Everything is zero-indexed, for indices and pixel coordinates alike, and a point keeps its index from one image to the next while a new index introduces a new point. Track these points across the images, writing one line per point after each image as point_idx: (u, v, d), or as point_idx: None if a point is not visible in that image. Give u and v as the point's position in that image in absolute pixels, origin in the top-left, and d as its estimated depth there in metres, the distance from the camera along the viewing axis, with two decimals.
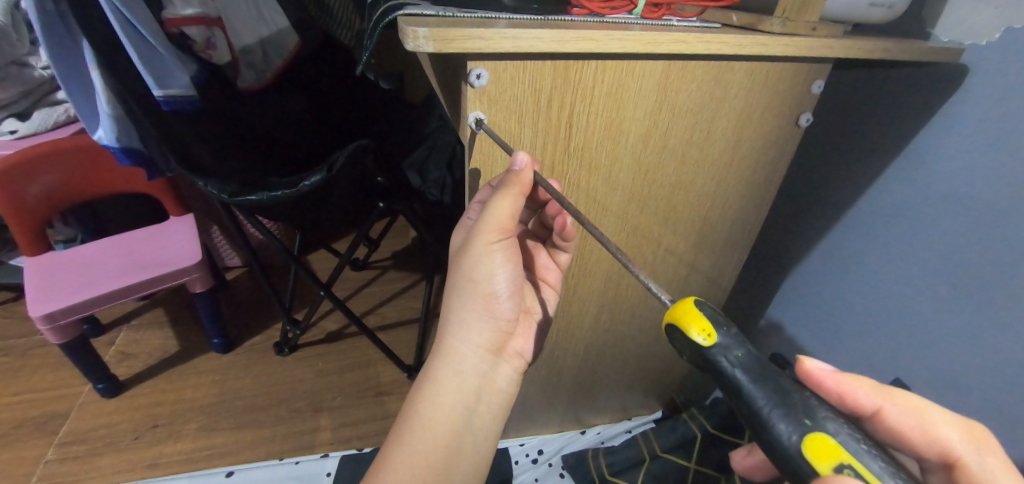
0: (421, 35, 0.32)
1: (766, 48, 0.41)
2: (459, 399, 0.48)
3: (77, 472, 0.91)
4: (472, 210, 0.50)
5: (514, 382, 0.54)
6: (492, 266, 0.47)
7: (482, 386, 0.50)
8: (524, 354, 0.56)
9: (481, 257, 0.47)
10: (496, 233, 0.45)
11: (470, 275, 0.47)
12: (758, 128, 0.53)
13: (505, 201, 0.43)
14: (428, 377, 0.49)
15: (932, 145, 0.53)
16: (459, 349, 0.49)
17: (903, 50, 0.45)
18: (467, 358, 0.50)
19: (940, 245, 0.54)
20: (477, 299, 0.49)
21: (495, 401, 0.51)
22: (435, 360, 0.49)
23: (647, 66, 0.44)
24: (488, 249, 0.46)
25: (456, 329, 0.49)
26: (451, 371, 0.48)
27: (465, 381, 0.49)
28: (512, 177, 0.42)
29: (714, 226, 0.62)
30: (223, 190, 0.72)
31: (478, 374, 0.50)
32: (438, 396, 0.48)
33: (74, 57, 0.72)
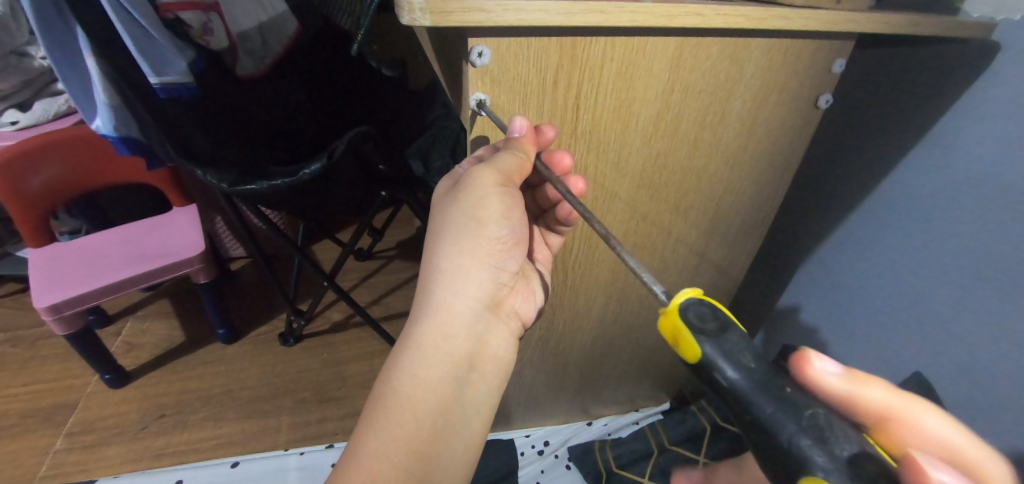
0: (418, 7, 0.30)
1: (787, 21, 0.38)
2: (449, 364, 0.45)
3: (85, 461, 0.92)
4: (467, 162, 0.47)
5: (507, 345, 0.51)
6: (494, 212, 0.44)
7: (474, 349, 0.47)
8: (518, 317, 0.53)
9: (481, 202, 0.43)
10: (499, 180, 0.42)
11: (470, 222, 0.45)
12: (776, 109, 0.50)
13: (513, 161, 0.41)
14: (415, 339, 0.45)
15: (959, 127, 0.51)
16: (450, 306, 0.46)
17: (932, 25, 0.43)
18: (459, 316, 0.46)
19: (963, 231, 0.51)
20: (472, 250, 0.46)
21: (489, 366, 0.48)
22: (421, 320, 0.45)
23: (658, 44, 0.41)
24: (489, 194, 0.43)
25: (447, 286, 0.46)
26: (441, 332, 0.45)
27: (456, 343, 0.46)
28: (518, 144, 0.41)
29: (726, 213, 0.60)
30: (223, 179, 0.71)
31: (471, 336, 0.47)
32: (426, 360, 0.44)
33: (70, 44, 0.71)
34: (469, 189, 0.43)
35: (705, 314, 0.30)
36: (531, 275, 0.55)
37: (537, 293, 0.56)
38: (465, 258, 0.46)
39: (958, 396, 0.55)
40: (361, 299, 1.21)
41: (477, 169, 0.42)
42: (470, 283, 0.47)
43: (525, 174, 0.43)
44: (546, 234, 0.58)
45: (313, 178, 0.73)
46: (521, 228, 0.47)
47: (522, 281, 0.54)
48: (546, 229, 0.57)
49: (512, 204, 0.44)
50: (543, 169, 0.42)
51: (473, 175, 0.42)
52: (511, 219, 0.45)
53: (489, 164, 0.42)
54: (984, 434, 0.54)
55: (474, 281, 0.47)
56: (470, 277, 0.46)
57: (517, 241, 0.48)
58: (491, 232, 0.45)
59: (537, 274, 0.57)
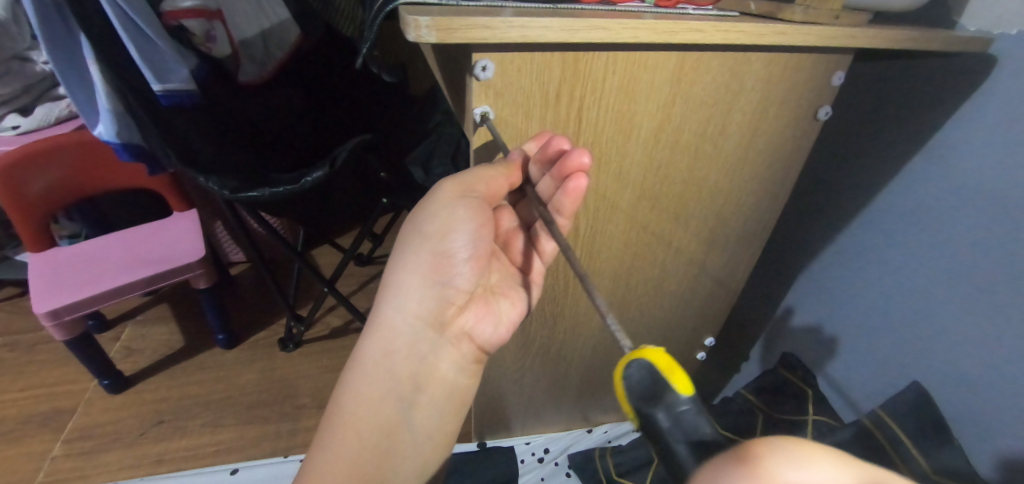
0: (424, 25, 0.30)
1: (787, 37, 0.39)
2: (388, 382, 0.47)
3: (82, 468, 0.91)
4: None
5: (458, 367, 0.50)
6: (438, 228, 0.45)
7: (417, 370, 0.48)
8: (478, 337, 0.51)
9: (432, 219, 0.45)
10: (456, 190, 0.43)
11: (421, 238, 0.46)
12: (775, 121, 0.51)
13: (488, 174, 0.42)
14: (361, 354, 0.48)
15: (956, 140, 0.51)
16: (392, 323, 0.47)
17: (929, 40, 0.43)
18: (401, 334, 0.47)
19: (959, 241, 0.52)
20: (420, 266, 0.46)
21: (437, 389, 0.49)
22: (369, 336, 0.48)
23: (660, 59, 0.42)
24: (439, 211, 0.45)
25: (391, 302, 0.47)
26: (383, 349, 0.47)
27: (396, 361, 0.47)
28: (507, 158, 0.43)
29: (726, 223, 0.60)
30: (225, 186, 0.71)
31: (413, 356, 0.48)
32: (368, 378, 0.47)
33: (72, 51, 0.71)
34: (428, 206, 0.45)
35: (648, 380, 0.31)
36: (506, 294, 0.53)
37: (509, 316, 0.53)
38: (413, 274, 0.47)
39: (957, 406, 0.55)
40: (361, 304, 1.21)
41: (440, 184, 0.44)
42: (414, 301, 0.47)
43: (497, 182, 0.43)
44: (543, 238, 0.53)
45: (313, 185, 0.72)
46: (475, 247, 0.46)
47: (487, 302, 0.51)
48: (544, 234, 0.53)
49: (468, 219, 0.44)
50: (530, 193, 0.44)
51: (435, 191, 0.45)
52: (466, 233, 0.45)
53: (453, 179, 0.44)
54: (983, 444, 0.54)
55: (417, 300, 0.47)
56: (414, 296, 0.47)
57: (472, 260, 0.47)
58: (440, 249, 0.46)
59: (514, 293, 0.54)
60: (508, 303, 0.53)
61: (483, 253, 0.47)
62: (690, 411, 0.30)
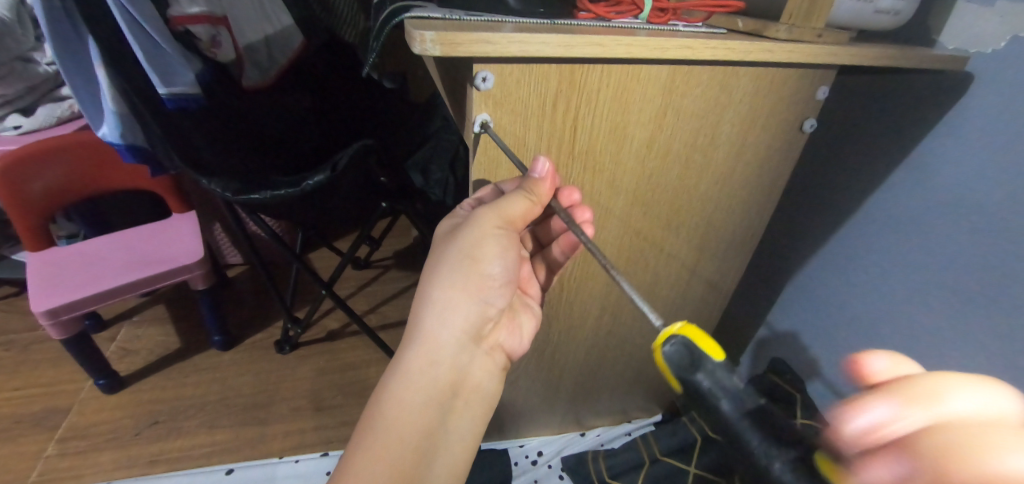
0: (429, 39, 0.32)
1: (772, 54, 0.41)
2: (434, 390, 0.46)
3: (77, 467, 0.91)
4: (466, 204, 0.51)
5: (492, 377, 0.51)
6: (490, 250, 0.46)
7: (458, 378, 0.48)
8: (504, 349, 0.53)
9: (481, 241, 0.45)
10: (504, 221, 0.44)
11: (466, 256, 0.46)
12: (763, 133, 0.53)
13: (523, 204, 0.43)
14: (404, 363, 0.47)
15: (936, 153, 0.53)
16: (438, 336, 0.47)
17: (908, 58, 0.45)
18: (446, 347, 0.47)
19: (940, 250, 0.54)
20: (466, 284, 0.47)
21: (473, 398, 0.49)
22: (409, 347, 0.47)
23: (652, 71, 0.44)
24: (489, 235, 0.45)
25: (436, 318, 0.47)
26: (427, 359, 0.47)
27: (441, 371, 0.47)
28: (531, 184, 0.43)
29: (716, 230, 0.62)
30: (227, 188, 0.71)
31: (455, 366, 0.48)
32: (411, 384, 0.46)
33: (80, 54, 0.73)
34: (474, 225, 0.45)
35: (685, 353, 0.31)
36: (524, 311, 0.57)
37: (529, 330, 0.57)
38: (457, 288, 0.47)
39: None
40: (357, 308, 1.22)
41: (486, 207, 0.44)
42: (459, 316, 0.47)
43: (527, 219, 0.45)
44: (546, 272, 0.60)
45: (315, 189, 0.74)
46: (513, 269, 0.49)
47: (510, 317, 0.54)
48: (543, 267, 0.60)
49: (508, 245, 0.47)
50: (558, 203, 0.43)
51: (482, 211, 0.44)
52: (507, 258, 0.47)
53: (501, 205, 0.44)
54: None
55: (464, 314, 0.48)
56: (459, 312, 0.47)
57: (508, 279, 0.49)
58: (484, 269, 0.47)
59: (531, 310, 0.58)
60: (524, 319, 0.56)
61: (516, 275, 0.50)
62: (723, 372, 0.30)
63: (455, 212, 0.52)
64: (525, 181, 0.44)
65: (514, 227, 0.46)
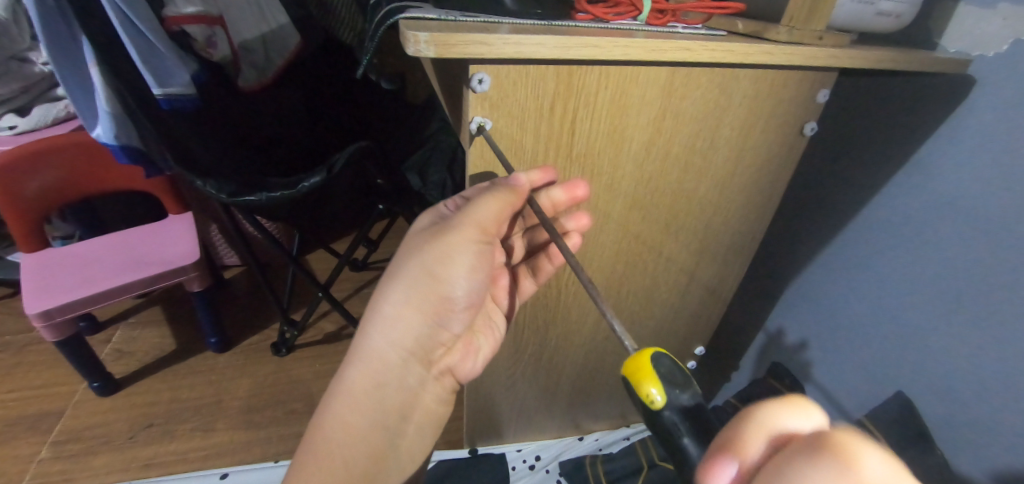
0: (423, 40, 0.31)
1: (772, 57, 0.41)
2: (374, 410, 0.48)
3: (70, 471, 0.90)
4: (448, 203, 0.49)
5: (437, 396, 0.53)
6: (451, 269, 0.45)
7: (401, 398, 0.50)
8: (455, 370, 0.54)
9: (443, 259, 0.45)
10: (469, 238, 0.44)
11: (426, 273, 0.45)
12: (762, 136, 0.52)
13: (494, 206, 0.42)
14: (348, 378, 0.48)
15: (936, 156, 0.53)
16: (384, 356, 0.48)
17: (910, 60, 0.45)
18: (392, 367, 0.48)
19: (940, 255, 0.53)
20: (423, 303, 0.47)
21: (417, 417, 0.52)
22: (354, 364, 0.48)
23: (650, 73, 0.43)
24: (454, 252, 0.45)
25: (383, 337, 0.47)
26: (370, 378, 0.48)
27: (384, 392, 0.48)
28: (511, 185, 0.42)
29: (716, 234, 0.61)
30: (223, 190, 0.71)
31: (398, 386, 0.49)
32: (353, 402, 0.47)
33: (74, 53, 0.72)
34: (439, 241, 0.44)
35: (662, 376, 0.31)
36: (483, 331, 0.57)
37: (487, 352, 0.57)
38: (411, 308, 0.47)
39: (938, 416, 0.57)
40: (354, 310, 1.22)
41: (454, 221, 0.44)
42: (409, 338, 0.48)
43: (502, 221, 0.44)
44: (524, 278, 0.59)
45: (310, 191, 0.73)
46: (476, 289, 0.48)
47: (466, 340, 0.55)
48: (524, 273, 0.59)
49: (472, 266, 0.46)
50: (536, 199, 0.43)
51: (448, 227, 0.44)
52: (469, 279, 0.47)
53: (470, 218, 0.43)
54: (963, 453, 0.55)
55: (414, 337, 0.48)
56: (408, 333, 0.48)
57: (468, 301, 0.49)
58: (444, 289, 0.47)
59: (492, 330, 0.58)
60: (483, 339, 0.57)
61: (477, 297, 0.50)
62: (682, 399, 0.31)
63: (435, 210, 0.49)
64: (505, 184, 0.43)
65: (478, 244, 0.45)
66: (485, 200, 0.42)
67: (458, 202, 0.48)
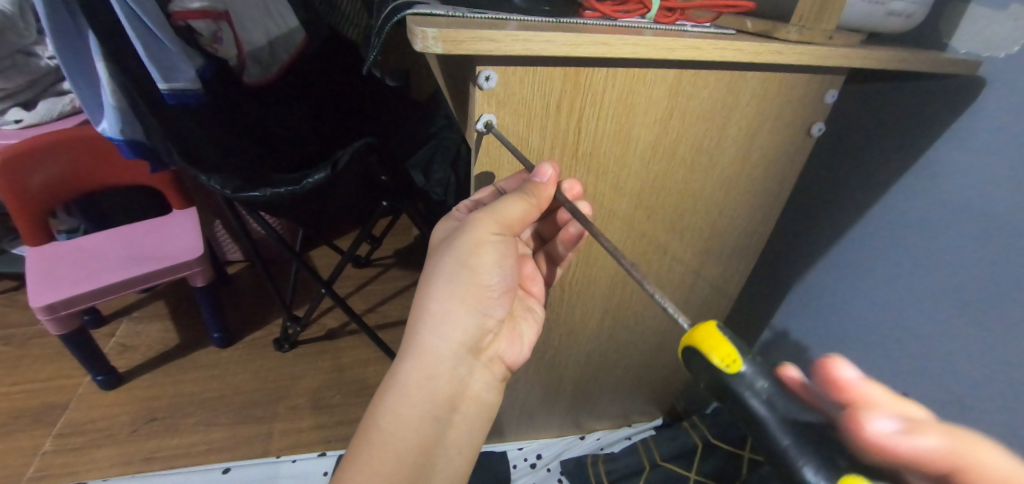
0: (431, 36, 0.31)
1: (782, 55, 0.40)
2: (430, 406, 0.46)
3: (73, 463, 0.91)
4: (461, 207, 0.51)
5: (493, 387, 0.51)
6: (486, 257, 0.45)
7: (456, 393, 0.48)
8: (505, 359, 0.53)
9: (477, 246, 0.44)
10: (499, 223, 0.43)
11: (461, 265, 0.45)
12: (768, 136, 0.52)
13: (521, 206, 0.42)
14: (399, 378, 0.46)
15: (945, 159, 0.53)
16: (435, 349, 0.46)
17: (920, 61, 0.44)
18: (444, 360, 0.47)
19: (946, 258, 0.53)
20: (465, 294, 0.46)
21: (472, 409, 0.49)
22: (406, 360, 0.46)
23: (657, 73, 0.43)
24: (485, 238, 0.44)
25: (432, 331, 0.46)
26: (424, 374, 0.46)
27: (439, 386, 0.46)
28: (533, 188, 0.42)
29: (721, 234, 0.61)
30: (226, 185, 0.70)
31: (453, 380, 0.47)
32: (407, 401, 0.45)
33: (80, 48, 0.72)
34: (470, 231, 0.44)
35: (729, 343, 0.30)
36: (525, 318, 0.56)
37: (531, 338, 0.56)
38: (454, 299, 0.46)
39: None
40: (357, 306, 1.22)
41: (480, 209, 0.43)
42: (458, 328, 0.47)
43: (527, 222, 0.44)
44: (551, 266, 0.59)
45: (314, 187, 0.73)
46: (512, 274, 0.48)
47: (511, 327, 0.54)
48: (545, 261, 0.59)
49: (505, 250, 0.46)
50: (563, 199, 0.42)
51: (474, 216, 0.44)
52: (503, 266, 0.47)
53: (495, 208, 0.43)
54: None
55: (462, 327, 0.47)
56: (457, 324, 0.47)
57: (508, 287, 0.48)
58: (482, 277, 0.46)
59: (533, 316, 0.57)
60: (527, 327, 0.56)
61: (514, 284, 0.49)
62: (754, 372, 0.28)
63: (453, 214, 0.52)
64: (527, 185, 0.43)
65: (510, 228, 0.45)
66: (510, 199, 0.42)
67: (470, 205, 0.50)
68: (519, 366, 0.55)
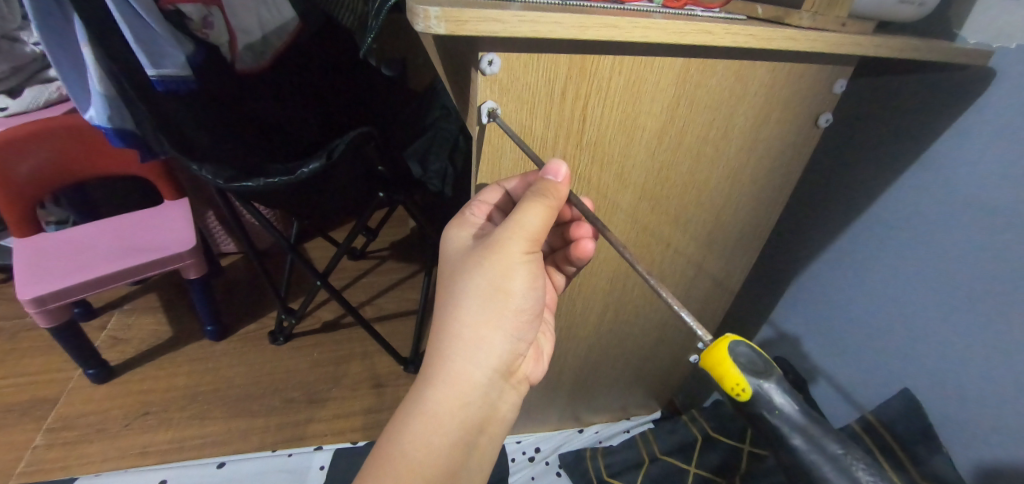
0: (433, 15, 0.30)
1: (796, 42, 0.39)
2: (462, 432, 0.44)
3: (65, 458, 0.89)
4: (477, 210, 0.48)
5: (518, 406, 0.51)
6: (519, 281, 0.44)
7: (486, 417, 0.47)
8: (528, 377, 0.53)
9: (509, 271, 0.43)
10: (528, 244, 0.42)
11: (493, 288, 0.43)
12: (776, 126, 0.51)
13: (543, 213, 0.41)
14: (429, 406, 0.44)
15: (951, 152, 0.52)
16: (467, 376, 0.45)
17: (933, 51, 0.43)
18: (476, 387, 0.45)
19: (953, 250, 0.53)
20: (496, 319, 0.45)
21: (497, 430, 0.48)
22: (435, 387, 0.44)
23: (665, 60, 0.42)
24: (517, 262, 0.43)
25: (465, 356, 0.44)
26: (457, 401, 0.44)
27: (471, 412, 0.45)
28: (546, 187, 0.41)
29: (724, 227, 0.60)
30: (218, 175, 0.67)
31: (485, 405, 0.46)
32: (439, 427, 0.43)
33: (66, 33, 0.69)
34: (499, 255, 0.42)
35: (753, 359, 0.32)
36: (541, 333, 0.58)
37: (547, 354, 0.58)
38: (486, 325, 0.44)
39: (946, 413, 0.57)
40: (352, 299, 1.20)
41: (509, 231, 0.42)
42: (490, 355, 0.45)
43: (549, 226, 0.43)
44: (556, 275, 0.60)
45: (310, 177, 0.70)
46: (540, 296, 0.47)
47: (533, 347, 0.54)
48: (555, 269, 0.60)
49: (536, 272, 0.45)
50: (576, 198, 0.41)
51: (503, 239, 0.42)
52: (535, 289, 0.45)
53: (521, 225, 0.41)
54: (971, 448, 0.55)
55: (496, 353, 0.46)
56: (489, 349, 0.45)
57: (535, 310, 0.48)
58: (515, 302, 0.45)
59: (547, 331, 0.59)
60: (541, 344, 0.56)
61: (541, 305, 0.48)
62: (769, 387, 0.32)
63: (466, 223, 0.48)
64: (539, 185, 0.41)
65: (539, 249, 0.44)
66: (531, 209, 0.40)
67: (484, 208, 0.48)
68: (536, 382, 0.55)
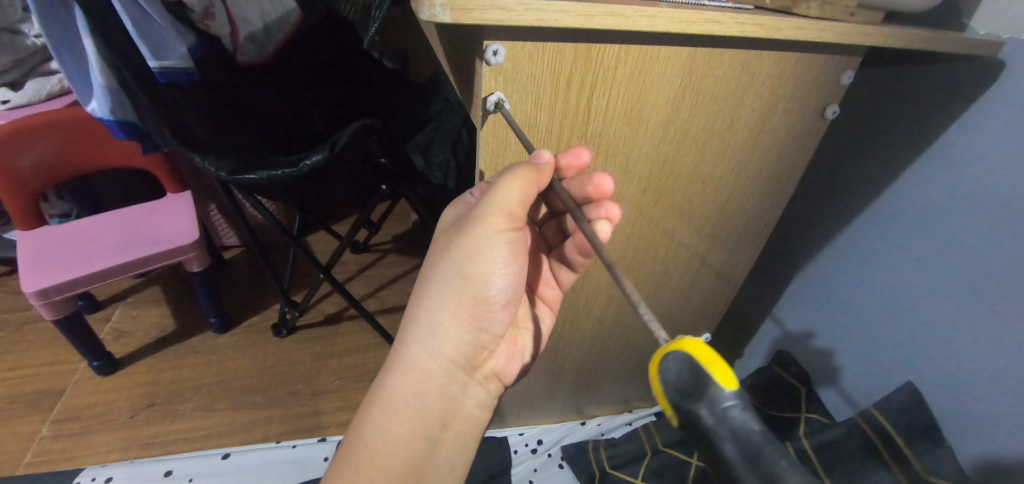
0: (438, 3, 0.29)
1: (803, 32, 0.38)
2: (420, 419, 0.45)
3: (71, 449, 0.90)
4: (475, 191, 0.48)
5: (485, 400, 0.51)
6: (485, 269, 0.44)
7: (448, 406, 0.47)
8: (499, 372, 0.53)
9: (475, 259, 0.43)
10: (500, 230, 0.42)
11: (459, 275, 0.44)
12: (782, 119, 0.50)
13: (521, 192, 0.39)
14: (389, 389, 0.45)
15: (961, 144, 0.51)
16: (427, 362, 0.46)
17: (942, 42, 0.43)
18: (435, 374, 0.46)
19: (954, 243, 0.53)
20: (462, 308, 0.45)
21: (462, 422, 0.49)
22: (397, 373, 0.46)
23: (671, 50, 0.41)
24: (485, 249, 0.43)
25: (425, 343, 0.46)
26: (415, 387, 0.46)
27: (430, 398, 0.46)
28: (530, 163, 0.39)
29: (728, 219, 0.60)
30: (221, 167, 0.67)
31: (446, 393, 0.47)
32: (396, 412, 0.45)
33: (66, 25, 0.69)
34: (466, 242, 0.43)
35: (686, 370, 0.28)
36: (524, 327, 0.58)
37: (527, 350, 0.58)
38: (449, 312, 0.45)
39: (949, 407, 0.57)
40: (356, 292, 1.21)
41: (480, 213, 0.41)
42: (452, 342, 0.46)
43: (526, 209, 0.42)
44: (561, 269, 0.59)
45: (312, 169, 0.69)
46: (512, 288, 0.47)
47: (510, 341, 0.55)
48: (560, 264, 0.58)
49: (507, 261, 0.44)
50: (558, 186, 0.40)
51: (472, 225, 0.42)
52: (502, 278, 0.45)
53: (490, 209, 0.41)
54: (973, 441, 0.55)
55: (458, 341, 0.46)
56: (452, 337, 0.46)
57: (506, 302, 0.47)
58: (483, 290, 0.45)
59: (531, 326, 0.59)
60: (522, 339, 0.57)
61: (514, 298, 0.48)
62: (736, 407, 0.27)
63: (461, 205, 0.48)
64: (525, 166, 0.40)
65: (511, 237, 0.43)
66: (504, 195, 0.40)
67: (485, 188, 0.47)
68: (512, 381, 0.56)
